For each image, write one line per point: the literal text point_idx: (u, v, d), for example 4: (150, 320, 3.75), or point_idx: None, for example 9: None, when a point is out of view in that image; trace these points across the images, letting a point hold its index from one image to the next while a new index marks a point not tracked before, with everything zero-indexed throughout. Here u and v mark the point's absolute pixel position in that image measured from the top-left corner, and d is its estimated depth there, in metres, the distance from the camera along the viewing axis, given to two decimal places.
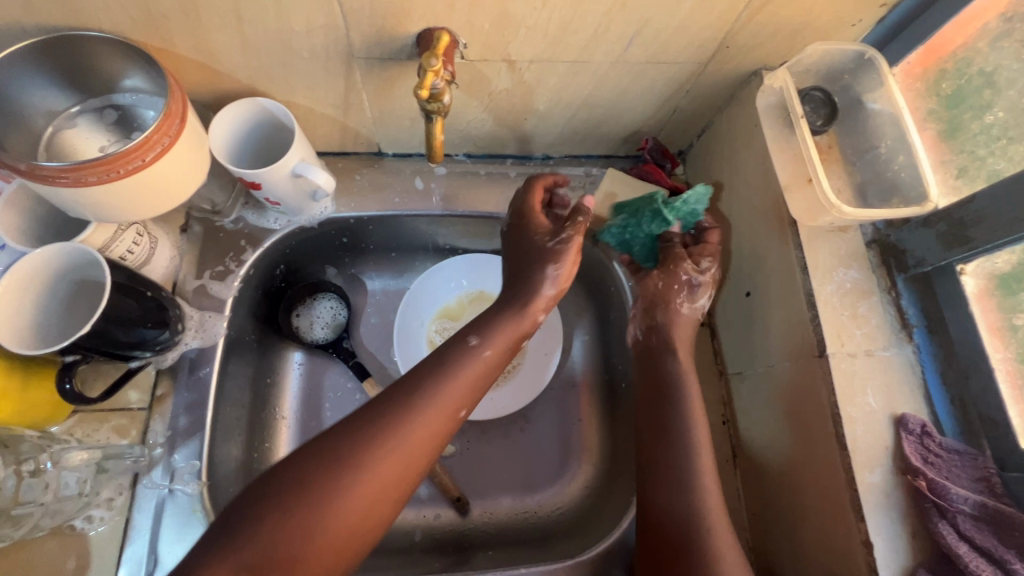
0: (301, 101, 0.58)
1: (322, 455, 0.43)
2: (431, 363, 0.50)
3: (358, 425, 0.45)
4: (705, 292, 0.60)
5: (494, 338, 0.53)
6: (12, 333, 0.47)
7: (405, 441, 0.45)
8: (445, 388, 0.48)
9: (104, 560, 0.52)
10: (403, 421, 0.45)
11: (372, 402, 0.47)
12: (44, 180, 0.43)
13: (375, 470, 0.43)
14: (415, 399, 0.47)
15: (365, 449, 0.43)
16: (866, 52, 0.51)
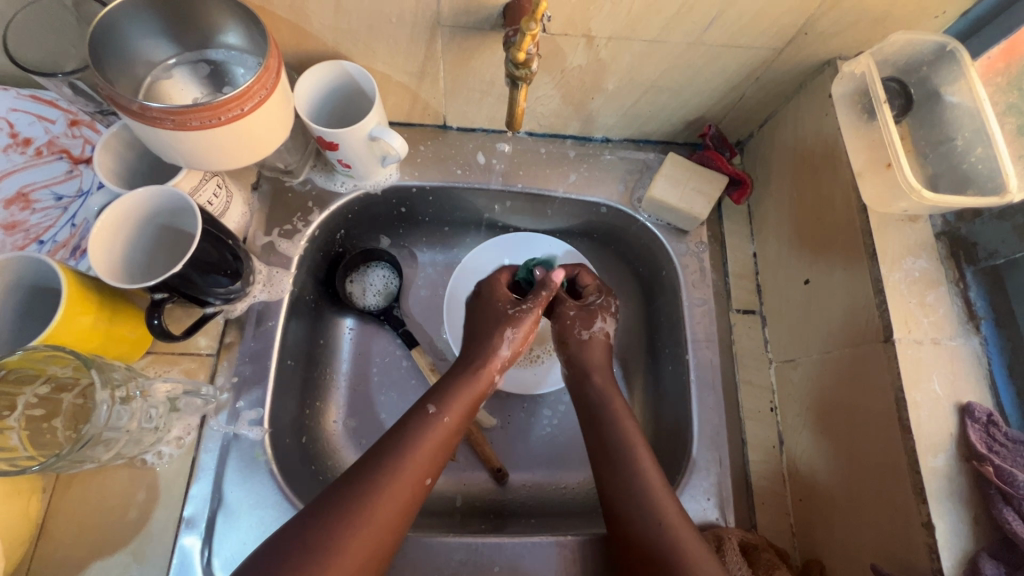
0: (379, 68, 0.60)
1: (328, 521, 0.46)
2: (417, 422, 0.53)
3: (360, 483, 0.48)
4: (601, 316, 0.63)
5: (469, 396, 0.57)
6: (108, 267, 0.51)
7: (397, 499, 0.48)
8: (428, 445, 0.52)
9: (172, 494, 0.54)
10: (393, 484, 0.49)
11: (363, 466, 0.50)
12: (152, 122, 0.45)
13: (374, 528, 0.47)
14: (402, 460, 0.50)
15: (363, 510, 0.47)
16: (949, 44, 0.51)
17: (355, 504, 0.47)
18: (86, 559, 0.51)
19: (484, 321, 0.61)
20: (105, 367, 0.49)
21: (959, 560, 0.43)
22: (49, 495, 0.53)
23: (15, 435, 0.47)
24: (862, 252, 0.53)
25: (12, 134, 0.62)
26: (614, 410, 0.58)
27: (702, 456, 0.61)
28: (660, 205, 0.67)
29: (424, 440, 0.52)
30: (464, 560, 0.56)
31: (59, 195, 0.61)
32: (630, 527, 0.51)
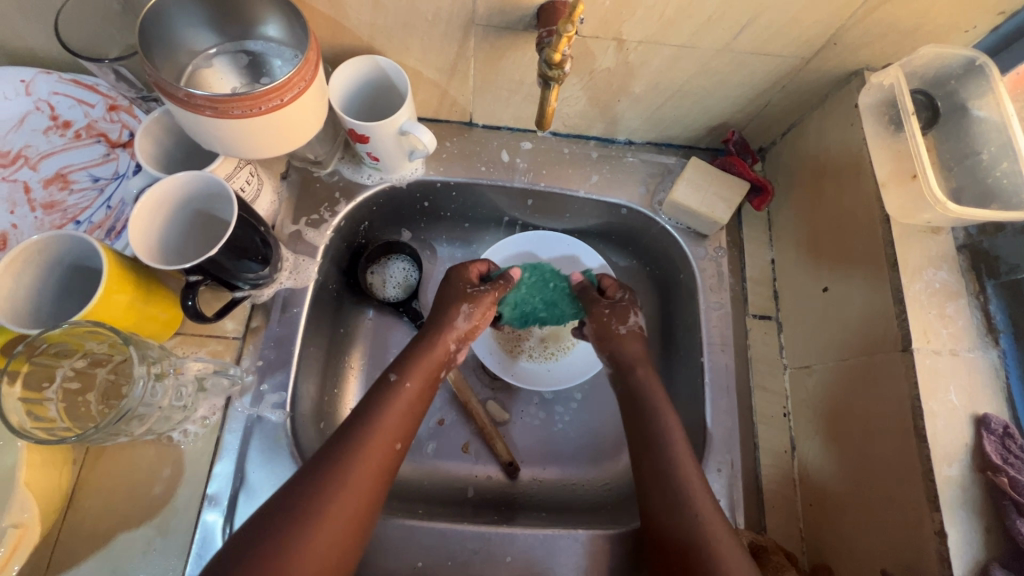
0: (411, 64, 0.61)
1: (309, 484, 0.48)
2: (382, 391, 0.56)
3: (334, 450, 0.51)
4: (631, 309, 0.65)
5: (427, 366, 0.59)
6: (144, 247, 0.52)
7: (371, 463, 0.51)
8: (396, 410, 0.55)
9: (196, 471, 0.56)
10: (366, 448, 0.52)
11: (339, 435, 0.53)
12: (195, 109, 0.46)
13: (352, 490, 0.49)
14: (372, 427, 0.53)
15: (341, 473, 0.49)
16: (978, 59, 0.52)
17: (333, 469, 0.49)
18: (112, 530, 0.53)
19: (444, 300, 0.64)
20: (141, 344, 0.50)
21: (970, 568, 0.44)
22: (80, 467, 0.54)
23: (54, 407, 0.49)
24: (883, 262, 0.53)
25: (52, 116, 0.63)
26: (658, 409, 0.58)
27: (713, 457, 0.62)
28: (681, 209, 0.68)
29: (390, 407, 0.55)
30: (476, 549, 0.58)
31: (96, 177, 0.63)
32: (668, 525, 0.52)
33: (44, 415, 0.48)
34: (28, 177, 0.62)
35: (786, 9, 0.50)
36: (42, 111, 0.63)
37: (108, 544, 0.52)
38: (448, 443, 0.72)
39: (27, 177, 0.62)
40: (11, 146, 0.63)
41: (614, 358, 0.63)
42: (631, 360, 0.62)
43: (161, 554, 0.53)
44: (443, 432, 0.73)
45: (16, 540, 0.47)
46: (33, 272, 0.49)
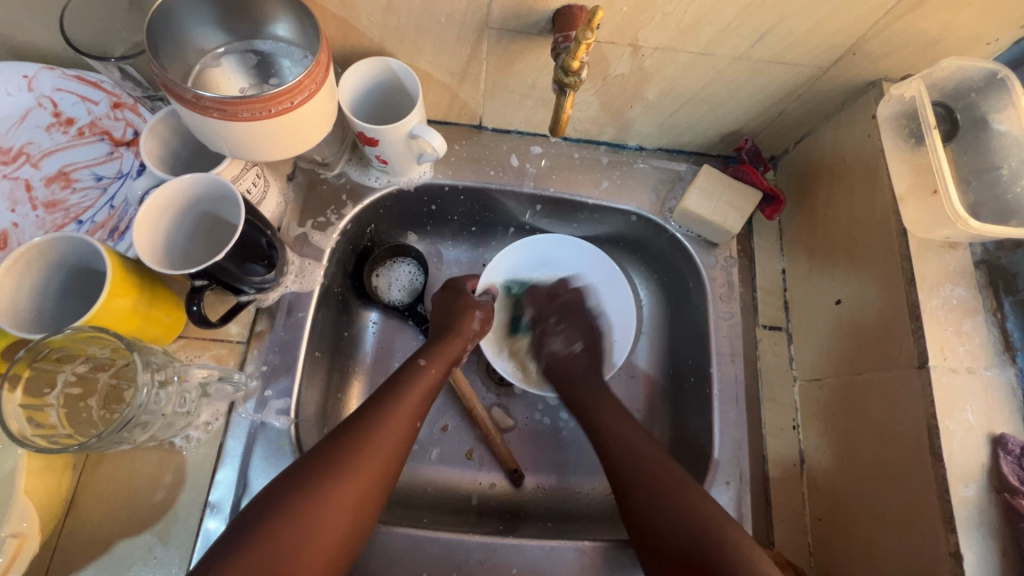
0: (422, 66, 0.60)
1: (337, 449, 0.51)
2: (412, 371, 0.60)
3: (362, 419, 0.53)
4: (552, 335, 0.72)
5: (450, 356, 0.63)
6: (150, 251, 0.52)
7: (399, 435, 0.54)
8: (421, 390, 0.58)
9: (198, 477, 0.55)
10: (398, 420, 0.54)
11: (366, 406, 0.55)
12: (204, 111, 0.45)
13: (383, 457, 0.52)
14: (403, 403, 0.56)
15: (373, 439, 0.52)
16: (1000, 72, 0.51)
17: (366, 435, 0.52)
18: (112, 537, 0.52)
19: (448, 308, 0.68)
20: (145, 350, 0.49)
21: None
22: (80, 473, 0.53)
23: (54, 413, 0.48)
24: (899, 276, 0.52)
25: (55, 113, 0.62)
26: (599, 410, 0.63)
27: (722, 470, 0.61)
28: (693, 217, 0.67)
29: (418, 387, 0.58)
30: (481, 559, 0.57)
31: (100, 176, 0.62)
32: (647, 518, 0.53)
33: (45, 421, 0.46)
34: (30, 175, 0.61)
35: (807, 17, 0.49)
36: (45, 107, 0.62)
37: (108, 551, 0.52)
38: (452, 450, 0.71)
39: (29, 174, 0.61)
40: (13, 143, 0.61)
41: (548, 375, 0.70)
42: (564, 377, 0.68)
43: (161, 563, 0.52)
44: (447, 438, 0.72)
45: (16, 549, 0.46)
46: (34, 273, 0.48)
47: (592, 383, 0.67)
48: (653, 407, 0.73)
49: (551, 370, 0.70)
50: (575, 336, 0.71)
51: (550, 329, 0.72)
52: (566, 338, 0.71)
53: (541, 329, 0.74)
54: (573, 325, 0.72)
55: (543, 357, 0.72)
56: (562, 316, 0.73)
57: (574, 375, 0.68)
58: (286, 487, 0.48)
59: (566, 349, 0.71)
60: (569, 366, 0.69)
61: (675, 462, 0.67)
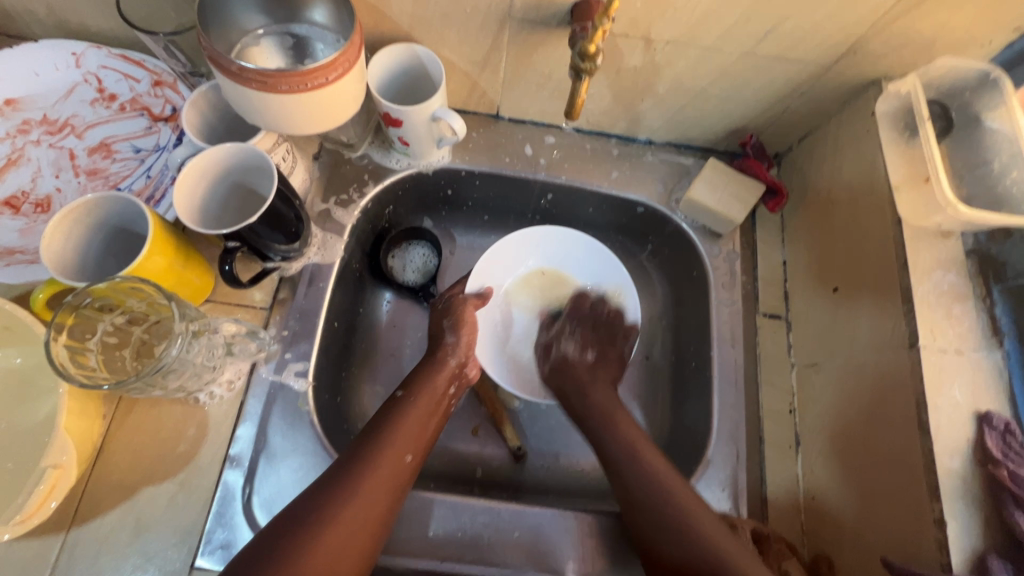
0: (446, 55, 0.64)
1: (326, 493, 0.52)
2: (392, 405, 0.61)
3: (348, 462, 0.55)
4: (572, 342, 0.73)
5: (436, 384, 0.64)
6: (187, 214, 0.55)
7: (380, 473, 0.54)
8: (406, 424, 0.59)
9: (220, 432, 0.58)
10: (375, 456, 0.55)
11: (356, 447, 0.56)
12: (245, 82, 0.48)
13: (362, 497, 0.52)
14: (381, 440, 0.57)
15: (355, 480, 0.53)
16: (993, 72, 0.54)
17: (346, 479, 0.53)
18: (137, 484, 0.55)
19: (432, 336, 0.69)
20: (182, 303, 0.53)
21: (968, 558, 0.45)
22: (110, 422, 0.57)
23: (94, 358, 0.51)
24: (893, 264, 0.55)
25: (100, 89, 0.66)
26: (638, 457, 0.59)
27: (720, 448, 0.63)
28: (699, 207, 0.70)
29: (400, 420, 0.59)
30: (486, 523, 0.59)
31: (138, 148, 0.66)
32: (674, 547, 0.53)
33: (85, 363, 0.50)
34: (74, 145, 0.65)
35: (810, 16, 0.53)
36: (90, 83, 0.66)
37: (132, 497, 0.54)
38: (459, 425, 0.74)
39: (72, 144, 0.65)
40: (59, 115, 0.65)
41: (553, 379, 0.71)
42: (572, 383, 0.69)
43: (182, 509, 0.55)
44: (454, 414, 0.74)
45: (53, 480, 0.49)
46: (80, 229, 0.52)
47: (601, 390, 0.68)
48: (655, 389, 0.75)
49: (563, 374, 0.70)
50: (591, 345, 0.72)
51: (568, 332, 0.74)
52: (580, 346, 0.72)
53: (557, 330, 0.75)
54: (592, 335, 0.73)
55: (551, 361, 0.73)
56: (587, 321, 0.74)
57: (583, 384, 0.68)
58: (267, 536, 0.48)
59: (578, 355, 0.72)
60: (573, 370, 0.70)
61: (675, 442, 0.69)
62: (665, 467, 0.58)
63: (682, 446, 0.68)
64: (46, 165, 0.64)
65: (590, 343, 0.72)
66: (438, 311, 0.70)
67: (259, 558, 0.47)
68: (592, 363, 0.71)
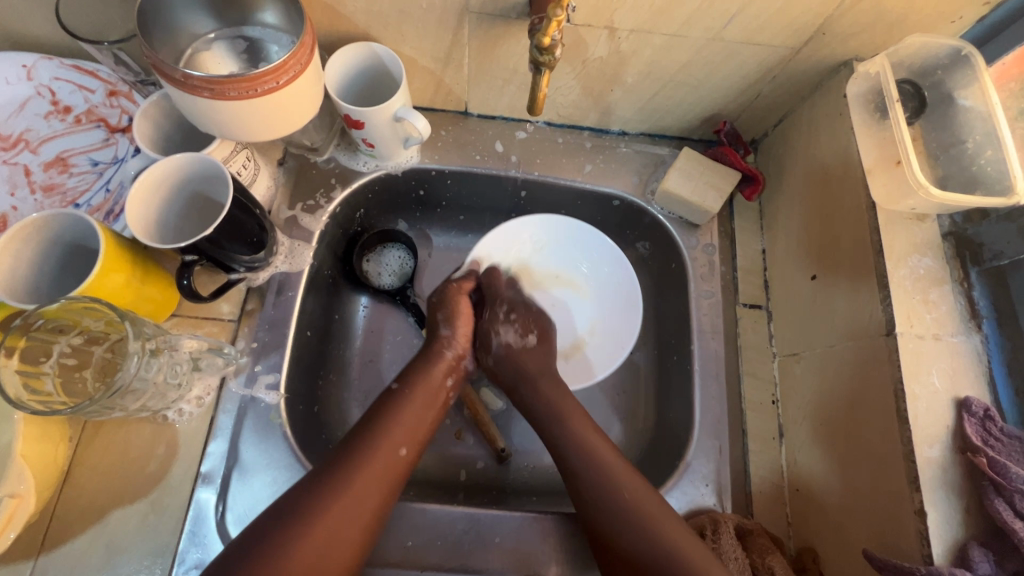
0: (407, 52, 0.62)
1: (315, 489, 0.50)
2: (388, 398, 0.59)
3: (341, 456, 0.53)
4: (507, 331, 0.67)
5: (434, 375, 0.63)
6: (142, 228, 0.54)
7: (372, 469, 0.53)
8: (403, 418, 0.58)
9: (190, 449, 0.57)
10: (368, 451, 0.54)
11: (349, 441, 0.55)
12: (193, 91, 0.47)
13: (353, 492, 0.51)
14: (377, 433, 0.55)
15: (346, 475, 0.52)
16: (964, 49, 0.53)
17: (338, 474, 0.52)
18: (107, 507, 0.54)
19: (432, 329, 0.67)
20: (138, 322, 0.51)
21: (950, 547, 0.45)
22: (76, 445, 0.55)
23: (50, 381, 0.50)
24: (869, 250, 0.54)
25: (53, 101, 0.64)
26: (561, 412, 0.61)
27: (702, 443, 0.62)
28: (675, 198, 0.69)
29: (395, 413, 0.58)
30: (465, 529, 0.58)
31: (96, 162, 0.64)
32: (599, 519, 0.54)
33: (40, 388, 0.49)
34: (28, 161, 0.63)
35: None
36: (43, 96, 0.64)
37: (102, 520, 0.53)
38: (441, 429, 0.72)
39: (27, 160, 0.63)
40: (12, 130, 0.63)
41: (498, 371, 0.67)
42: (517, 374, 0.65)
43: (154, 530, 0.54)
44: None
45: (12, 509, 0.48)
46: (32, 248, 0.50)
47: (550, 376, 0.65)
48: (637, 385, 0.74)
49: (505, 365, 0.66)
50: (528, 328, 0.68)
51: (501, 319, 0.68)
52: (519, 330, 0.68)
53: (492, 317, 0.69)
54: (527, 315, 0.69)
55: (492, 352, 0.67)
56: (518, 306, 0.70)
57: (531, 374, 0.65)
58: (251, 534, 0.47)
59: (519, 341, 0.67)
60: (524, 360, 0.66)
61: (660, 437, 0.68)
62: (596, 436, 0.59)
63: (666, 442, 0.67)
64: None
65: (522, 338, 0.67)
66: (437, 302, 0.68)
67: (244, 555, 0.46)
68: (535, 345, 0.68)
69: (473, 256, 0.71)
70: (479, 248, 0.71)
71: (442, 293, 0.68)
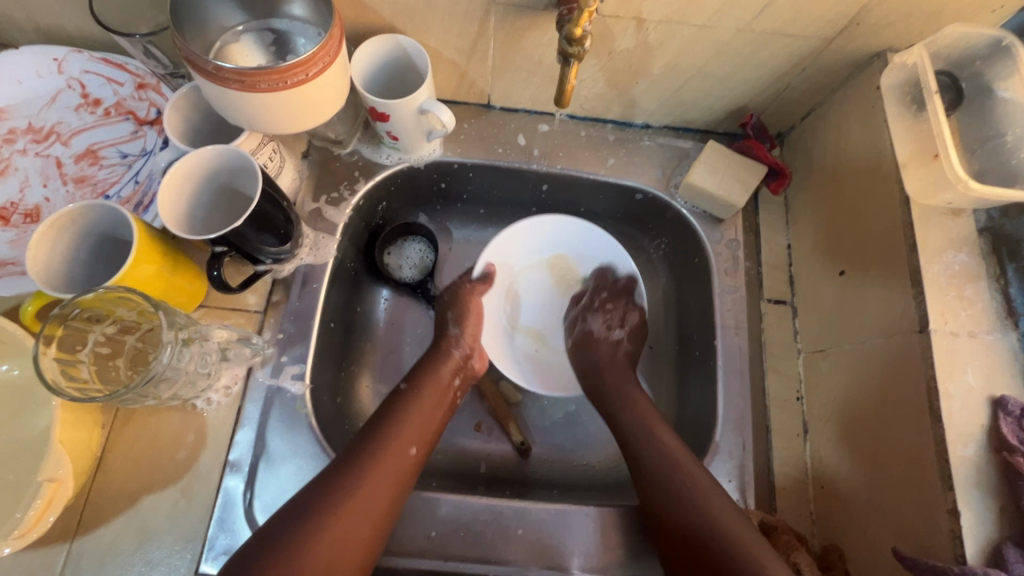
0: (432, 44, 0.62)
1: (330, 488, 0.51)
2: (398, 398, 0.60)
3: (352, 454, 0.54)
4: (620, 326, 0.72)
5: (441, 375, 0.64)
6: (173, 219, 0.55)
7: (384, 465, 0.54)
8: (412, 417, 0.59)
9: (218, 437, 0.58)
10: (381, 448, 0.55)
11: (360, 439, 0.56)
12: (224, 82, 0.47)
13: (368, 489, 0.52)
14: (388, 432, 0.56)
15: (359, 474, 0.52)
16: (1005, 39, 0.51)
17: (351, 472, 0.52)
18: (138, 492, 0.55)
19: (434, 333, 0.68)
20: (170, 311, 0.52)
21: (984, 547, 0.44)
22: (109, 431, 0.57)
23: (86, 369, 0.51)
24: (902, 245, 0.53)
25: (83, 94, 0.65)
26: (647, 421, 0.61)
27: (726, 439, 0.62)
28: (700, 192, 0.68)
29: (405, 413, 0.59)
30: (488, 520, 0.59)
31: (125, 154, 0.65)
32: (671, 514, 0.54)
33: (77, 375, 0.50)
34: (60, 153, 0.64)
35: None
36: (74, 89, 0.65)
37: (134, 505, 0.54)
38: (462, 421, 0.73)
39: (59, 152, 0.64)
40: (44, 123, 0.64)
41: (583, 365, 0.71)
42: (614, 398, 0.65)
43: (185, 516, 0.55)
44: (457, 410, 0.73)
45: (50, 494, 0.49)
46: (67, 239, 0.51)
47: (618, 379, 0.67)
48: (658, 380, 0.73)
49: (597, 390, 0.67)
50: (617, 322, 0.72)
51: (594, 307, 0.73)
52: (608, 322, 0.72)
53: (583, 304, 0.74)
54: (619, 309, 0.72)
55: (576, 336, 0.73)
56: (608, 296, 0.72)
57: (602, 364, 0.69)
58: (271, 530, 0.48)
59: (605, 332, 0.72)
60: (599, 350, 0.71)
61: (682, 432, 0.68)
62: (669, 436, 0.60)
63: (687, 437, 0.67)
64: (34, 174, 0.63)
65: (635, 332, 0.72)
66: (448, 302, 0.70)
67: (265, 553, 0.46)
68: (618, 339, 0.72)
69: (487, 259, 0.72)
70: (491, 250, 0.71)
71: (451, 293, 0.70)
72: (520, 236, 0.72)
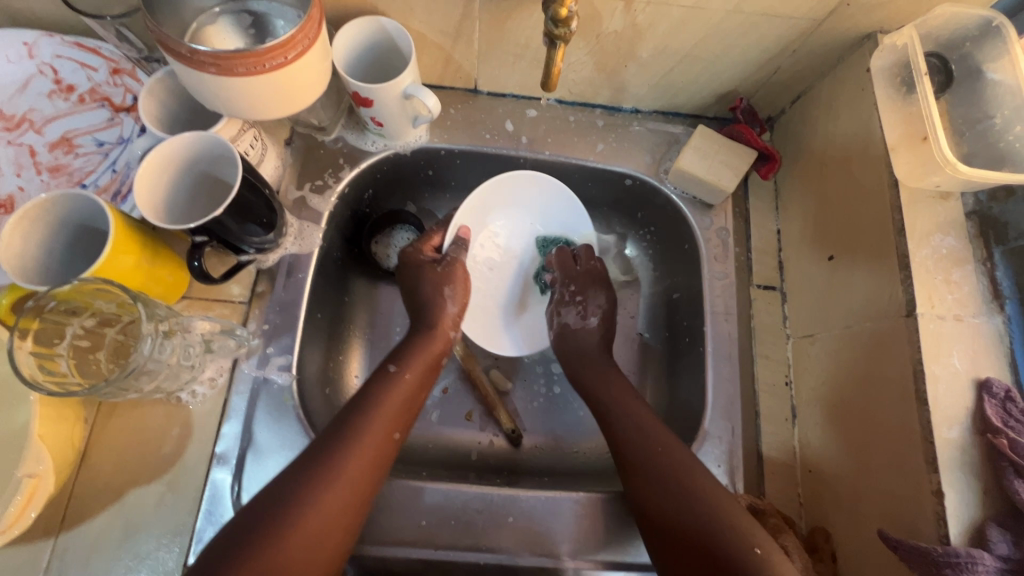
0: (416, 27, 0.60)
1: (312, 471, 0.50)
2: (381, 381, 0.59)
3: (334, 437, 0.53)
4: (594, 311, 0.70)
5: (428, 358, 0.63)
6: (151, 208, 0.53)
7: (366, 449, 0.53)
8: (396, 400, 0.58)
9: (204, 429, 0.57)
10: (362, 432, 0.53)
11: (342, 421, 0.54)
12: (199, 66, 0.45)
13: (350, 473, 0.51)
14: (372, 415, 0.55)
15: (342, 458, 0.51)
16: (996, 19, 0.51)
17: (332, 456, 0.51)
18: (123, 486, 0.54)
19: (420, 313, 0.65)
20: (150, 303, 0.51)
21: (967, 527, 0.44)
22: (91, 426, 0.56)
23: (65, 363, 0.50)
24: (890, 229, 0.53)
25: (56, 80, 0.63)
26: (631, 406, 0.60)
27: (716, 423, 0.62)
28: (689, 177, 0.68)
29: (388, 395, 0.57)
30: (479, 509, 0.59)
31: (101, 142, 0.63)
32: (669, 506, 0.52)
33: (56, 369, 0.49)
34: (33, 141, 0.62)
35: None
36: (46, 75, 0.62)
37: (119, 499, 0.54)
38: (452, 411, 0.72)
39: (32, 140, 0.62)
40: (16, 110, 0.62)
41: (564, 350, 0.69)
42: (577, 351, 0.68)
43: (171, 509, 0.54)
44: (447, 400, 0.73)
45: (30, 489, 0.48)
46: (40, 229, 0.50)
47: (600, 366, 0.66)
48: (648, 366, 0.74)
49: (565, 343, 0.69)
50: (592, 310, 0.70)
51: (565, 299, 0.71)
52: (581, 311, 0.70)
53: (559, 296, 0.72)
54: (589, 298, 0.70)
55: (556, 330, 0.71)
56: (580, 278, 0.71)
57: (585, 351, 0.68)
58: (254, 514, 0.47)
59: (582, 322, 0.70)
60: (584, 339, 0.69)
61: (671, 418, 0.68)
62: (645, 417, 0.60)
63: (677, 423, 0.67)
64: (5, 163, 0.61)
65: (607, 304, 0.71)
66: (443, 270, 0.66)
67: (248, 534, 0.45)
68: (596, 327, 0.70)
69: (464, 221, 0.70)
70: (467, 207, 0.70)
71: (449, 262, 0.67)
72: (514, 194, 0.73)
